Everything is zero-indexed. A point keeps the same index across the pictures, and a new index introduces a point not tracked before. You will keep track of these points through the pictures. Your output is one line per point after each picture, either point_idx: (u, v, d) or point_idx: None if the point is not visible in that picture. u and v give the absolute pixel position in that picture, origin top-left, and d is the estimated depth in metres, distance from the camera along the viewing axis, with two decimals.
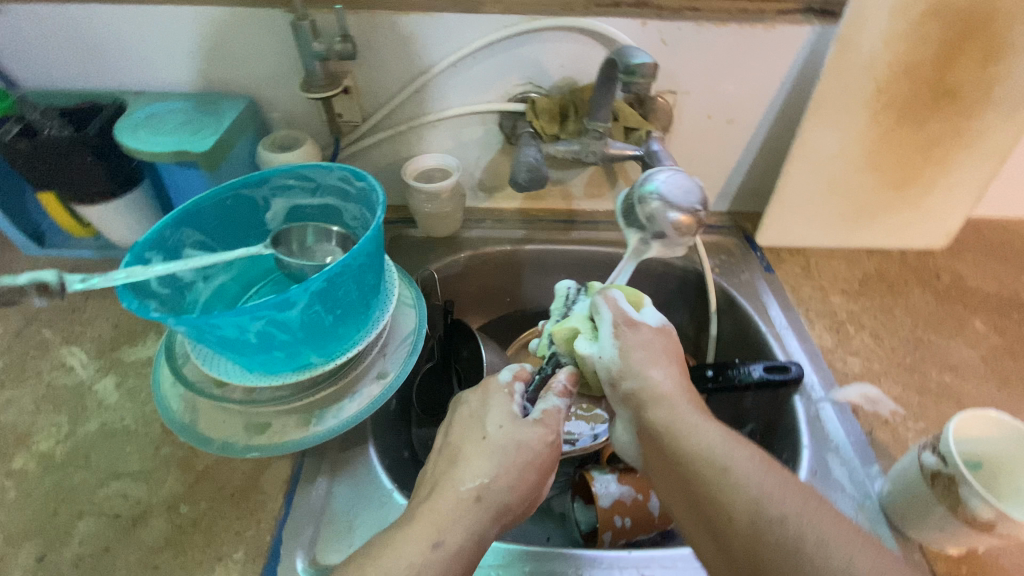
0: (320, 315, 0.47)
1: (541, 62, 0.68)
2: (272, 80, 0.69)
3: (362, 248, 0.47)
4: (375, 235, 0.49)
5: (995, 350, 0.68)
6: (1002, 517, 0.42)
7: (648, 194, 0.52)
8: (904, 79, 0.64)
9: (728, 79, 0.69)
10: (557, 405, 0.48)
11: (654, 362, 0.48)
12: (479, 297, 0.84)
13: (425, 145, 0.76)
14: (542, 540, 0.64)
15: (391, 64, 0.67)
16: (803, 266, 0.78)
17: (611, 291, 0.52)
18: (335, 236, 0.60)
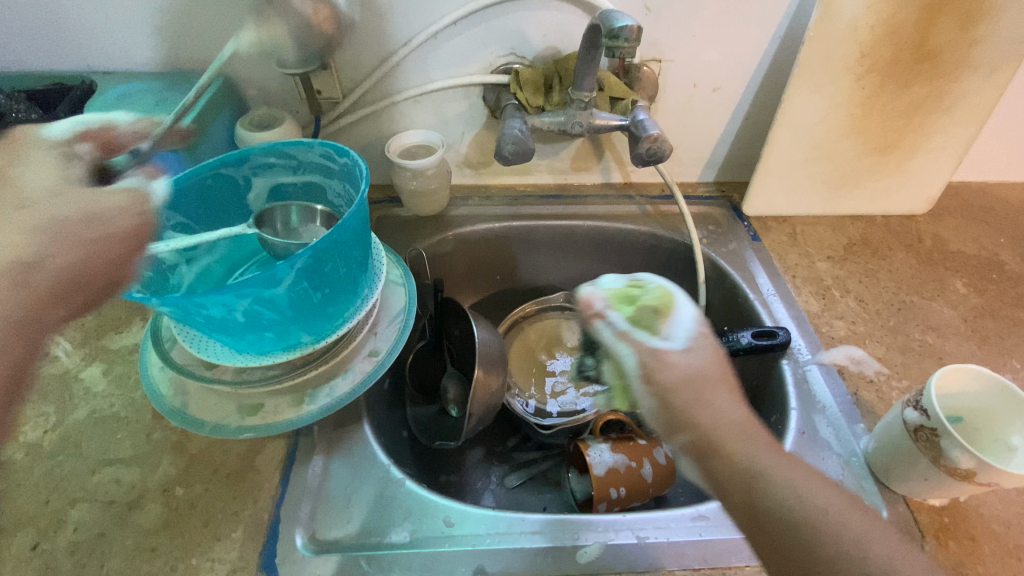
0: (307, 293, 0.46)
1: (524, 31, 0.66)
2: (247, 55, 0.67)
3: (347, 222, 0.46)
4: (359, 210, 0.48)
5: (976, 310, 0.69)
6: (982, 466, 0.43)
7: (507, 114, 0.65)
8: (887, 42, 0.64)
9: (713, 47, 0.69)
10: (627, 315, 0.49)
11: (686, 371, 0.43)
12: (469, 275, 0.83)
13: (407, 121, 0.75)
14: (539, 509, 0.70)
15: (371, 37, 0.66)
16: (789, 234, 0.78)
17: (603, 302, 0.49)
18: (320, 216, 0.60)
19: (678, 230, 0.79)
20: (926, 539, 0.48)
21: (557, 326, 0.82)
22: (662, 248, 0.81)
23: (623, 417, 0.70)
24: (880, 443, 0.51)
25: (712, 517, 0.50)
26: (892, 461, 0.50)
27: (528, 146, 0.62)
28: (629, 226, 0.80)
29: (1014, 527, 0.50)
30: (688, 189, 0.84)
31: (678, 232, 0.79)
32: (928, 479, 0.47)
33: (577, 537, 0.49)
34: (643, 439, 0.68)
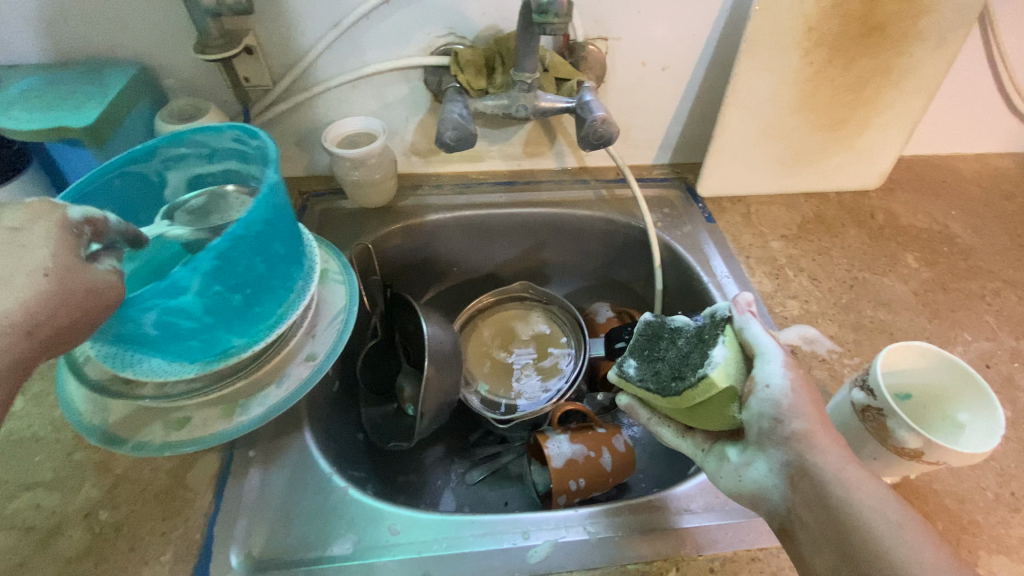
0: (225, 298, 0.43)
1: (461, 9, 0.63)
2: (162, 41, 0.62)
3: (253, 215, 0.42)
4: (267, 200, 0.44)
5: (926, 284, 0.70)
6: (928, 445, 0.42)
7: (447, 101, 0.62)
8: (834, 16, 0.63)
9: (660, 24, 0.66)
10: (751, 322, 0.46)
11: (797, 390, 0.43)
12: (423, 269, 0.81)
13: (346, 108, 0.71)
14: (501, 505, 0.69)
15: (298, 19, 0.62)
16: (744, 214, 0.77)
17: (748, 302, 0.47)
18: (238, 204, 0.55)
19: (633, 214, 0.78)
20: None
21: (514, 316, 0.81)
22: (619, 233, 0.79)
23: (582, 407, 0.68)
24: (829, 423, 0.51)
25: (667, 506, 0.50)
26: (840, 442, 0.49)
27: (471, 133, 0.59)
28: (584, 212, 0.78)
29: (961, 499, 0.50)
30: (643, 171, 0.82)
31: (633, 216, 0.78)
32: (877, 459, 0.47)
33: (527, 535, 0.48)
34: (602, 427, 0.67)
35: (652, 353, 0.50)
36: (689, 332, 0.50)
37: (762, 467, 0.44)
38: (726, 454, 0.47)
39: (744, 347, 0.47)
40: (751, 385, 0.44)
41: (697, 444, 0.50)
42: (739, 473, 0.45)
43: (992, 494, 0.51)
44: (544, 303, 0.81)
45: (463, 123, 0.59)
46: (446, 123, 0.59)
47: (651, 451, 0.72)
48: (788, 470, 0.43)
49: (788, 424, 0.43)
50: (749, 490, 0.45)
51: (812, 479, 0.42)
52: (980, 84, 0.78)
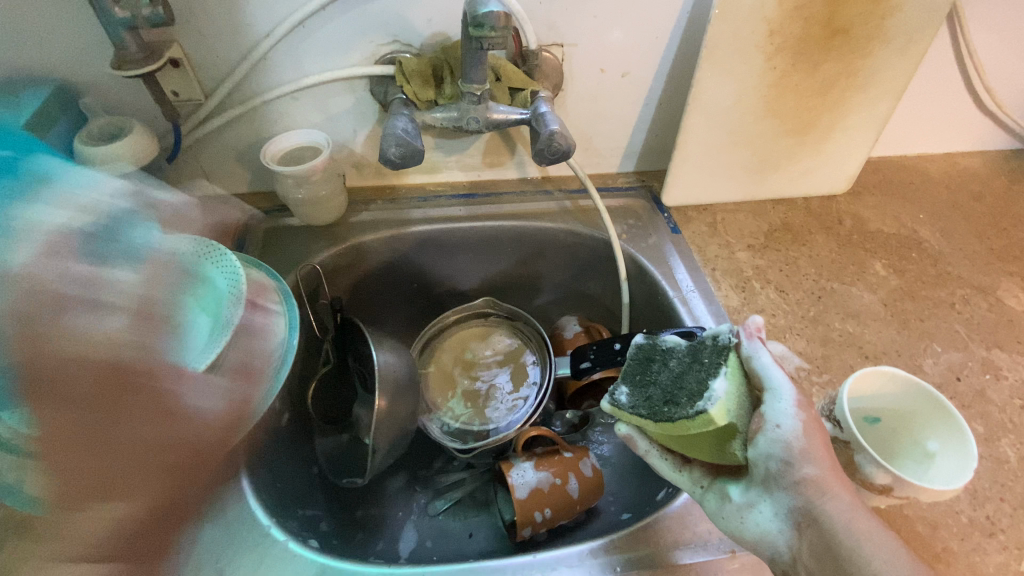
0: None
1: (404, 15, 0.59)
2: (78, 56, 0.57)
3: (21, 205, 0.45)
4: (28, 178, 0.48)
5: (895, 292, 0.68)
6: (897, 482, 0.40)
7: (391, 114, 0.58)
8: (796, 19, 0.61)
9: (617, 28, 0.63)
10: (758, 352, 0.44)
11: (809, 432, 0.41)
12: (380, 287, 0.77)
13: (287, 121, 0.66)
14: (465, 537, 0.65)
15: (226, 28, 0.57)
16: (710, 224, 0.75)
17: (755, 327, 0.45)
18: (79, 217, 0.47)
19: (596, 226, 0.75)
20: None
21: (478, 334, 0.78)
22: (583, 246, 0.76)
23: (546, 431, 0.64)
24: None
25: (632, 546, 0.49)
26: None
27: (417, 149, 0.56)
28: (546, 224, 0.75)
29: (932, 525, 0.49)
30: (607, 180, 0.79)
31: (597, 227, 0.75)
32: (845, 491, 0.45)
33: None
34: (569, 451, 0.64)
35: (643, 376, 0.47)
36: (681, 350, 0.47)
37: (767, 510, 0.42)
38: (727, 493, 0.45)
39: (751, 379, 0.45)
40: (761, 422, 0.42)
41: (694, 480, 0.48)
42: (740, 514, 0.44)
43: (964, 517, 0.49)
44: (509, 319, 0.78)
45: (408, 137, 0.55)
46: (389, 138, 0.55)
47: (620, 472, 0.69)
48: (795, 516, 0.41)
49: (798, 470, 0.40)
50: (753, 534, 0.43)
51: (820, 528, 0.39)
52: (946, 84, 0.77)
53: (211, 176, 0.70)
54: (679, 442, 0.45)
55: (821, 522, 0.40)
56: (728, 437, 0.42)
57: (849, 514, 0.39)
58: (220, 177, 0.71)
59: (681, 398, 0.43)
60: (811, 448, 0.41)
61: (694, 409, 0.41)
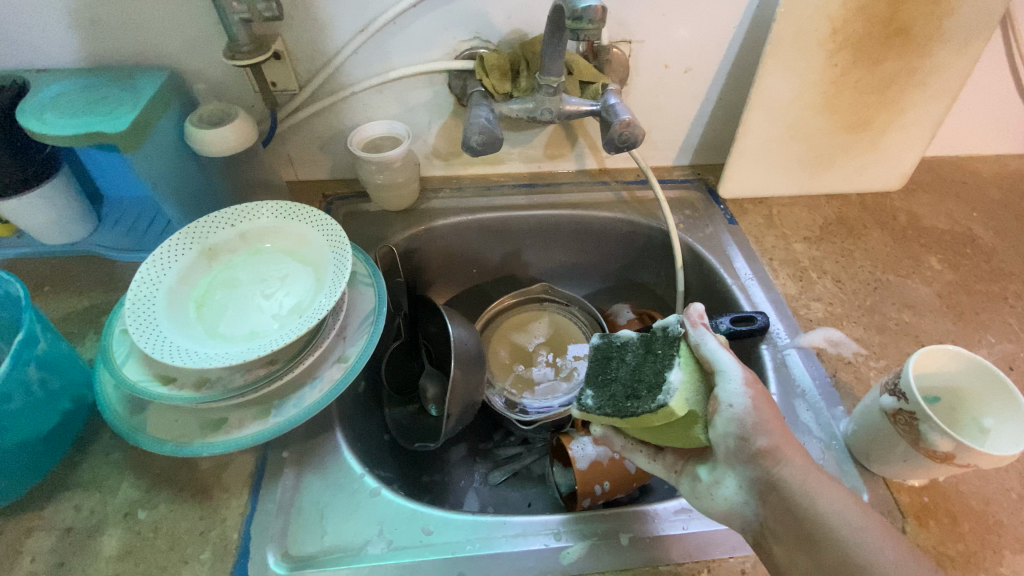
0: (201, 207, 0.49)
1: (486, 13, 0.63)
2: (192, 46, 0.63)
3: None
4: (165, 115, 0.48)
5: (951, 286, 0.69)
6: (960, 448, 0.42)
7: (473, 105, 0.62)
8: (860, 17, 0.63)
9: (683, 26, 0.66)
10: (703, 337, 0.47)
11: (757, 407, 0.45)
12: (446, 271, 0.81)
13: (369, 112, 0.71)
14: (524, 506, 0.69)
15: (324, 25, 0.62)
16: (765, 216, 0.77)
17: (695, 312, 0.49)
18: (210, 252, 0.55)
19: (654, 216, 0.78)
20: (907, 520, 0.49)
21: (535, 319, 0.82)
22: (639, 235, 0.79)
23: None
24: (858, 426, 0.52)
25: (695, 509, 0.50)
26: (872, 445, 0.50)
27: (499, 138, 0.60)
28: (605, 214, 0.79)
29: (992, 503, 0.50)
30: (663, 173, 0.82)
31: (654, 217, 0.78)
32: (907, 461, 0.47)
33: (556, 535, 0.49)
34: None
35: (604, 376, 0.51)
36: (635, 344, 0.52)
37: (732, 484, 0.45)
38: (698, 474, 0.48)
39: (703, 363, 0.48)
40: (716, 404, 0.45)
41: (669, 466, 0.51)
42: (711, 491, 0.47)
43: (1018, 495, 0.51)
44: (566, 304, 0.82)
45: (490, 127, 0.59)
46: (473, 127, 0.59)
47: None
48: (756, 486, 0.44)
49: (754, 442, 0.44)
50: (721, 508, 0.46)
51: (780, 493, 0.43)
52: (1006, 84, 0.78)
53: (296, 162, 0.76)
54: (649, 431, 0.48)
55: (780, 488, 0.43)
56: (688, 422, 0.46)
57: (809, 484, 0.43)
58: (303, 162, 0.76)
59: (641, 392, 0.47)
60: (764, 421, 0.45)
61: (654, 403, 0.45)
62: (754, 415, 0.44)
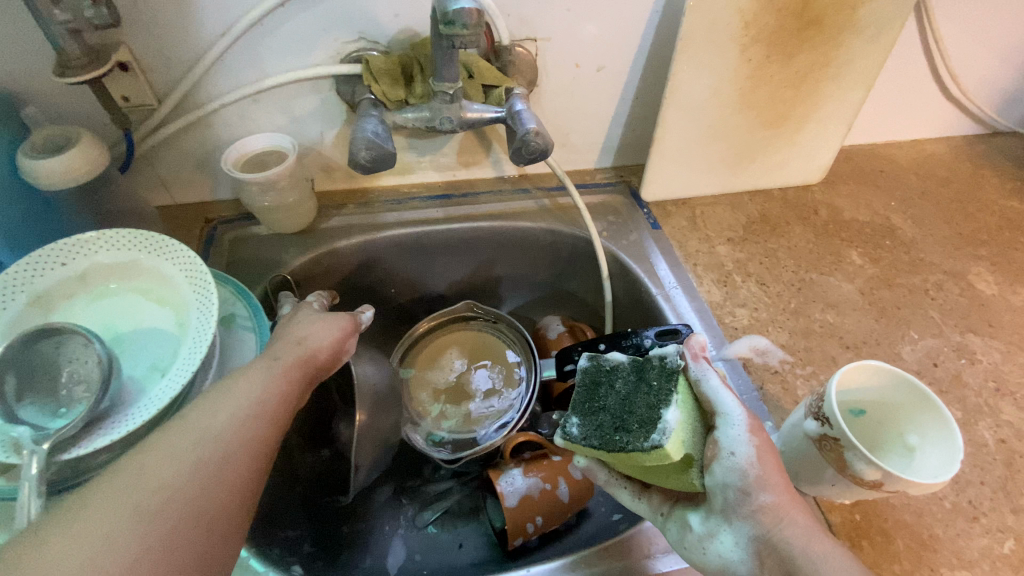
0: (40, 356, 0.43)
1: (370, 12, 0.56)
2: (13, 58, 0.52)
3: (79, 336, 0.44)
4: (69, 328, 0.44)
5: (872, 281, 0.69)
6: (887, 477, 0.40)
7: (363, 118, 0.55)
8: (771, 9, 0.60)
9: (591, 22, 0.62)
10: (710, 373, 0.45)
11: (761, 456, 0.41)
12: (359, 293, 0.74)
13: (249, 125, 0.63)
14: (455, 548, 0.64)
15: (177, 29, 0.53)
16: (689, 218, 0.75)
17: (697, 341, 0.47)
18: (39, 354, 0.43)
19: (576, 223, 0.74)
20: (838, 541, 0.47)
21: (458, 338, 0.76)
22: (563, 243, 0.75)
23: (535, 436, 0.64)
24: (784, 445, 0.49)
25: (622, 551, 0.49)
26: (798, 468, 0.48)
27: (392, 154, 0.53)
28: (525, 223, 0.74)
29: (917, 513, 0.49)
30: (584, 176, 0.78)
31: (577, 225, 0.73)
32: (835, 485, 0.45)
33: None
34: (558, 455, 0.62)
35: (592, 404, 0.45)
36: (627, 369, 0.46)
37: (728, 540, 0.41)
38: (688, 522, 0.44)
39: (701, 402, 0.45)
40: (716, 449, 0.42)
41: (655, 507, 0.48)
42: (702, 544, 0.43)
43: (948, 503, 0.50)
44: (493, 321, 0.76)
45: (381, 142, 0.52)
46: (359, 143, 0.52)
47: None
48: (756, 546, 0.40)
49: (755, 498, 0.40)
50: (715, 564, 0.42)
51: (776, 549, 0.39)
52: (914, 72, 0.78)
53: (170, 184, 0.67)
54: (635, 468, 0.44)
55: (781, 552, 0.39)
56: (684, 467, 0.42)
57: (800, 541, 0.39)
58: (179, 185, 0.67)
59: (631, 424, 0.42)
60: (766, 475, 0.41)
61: (646, 442, 0.40)
62: (759, 468, 0.41)
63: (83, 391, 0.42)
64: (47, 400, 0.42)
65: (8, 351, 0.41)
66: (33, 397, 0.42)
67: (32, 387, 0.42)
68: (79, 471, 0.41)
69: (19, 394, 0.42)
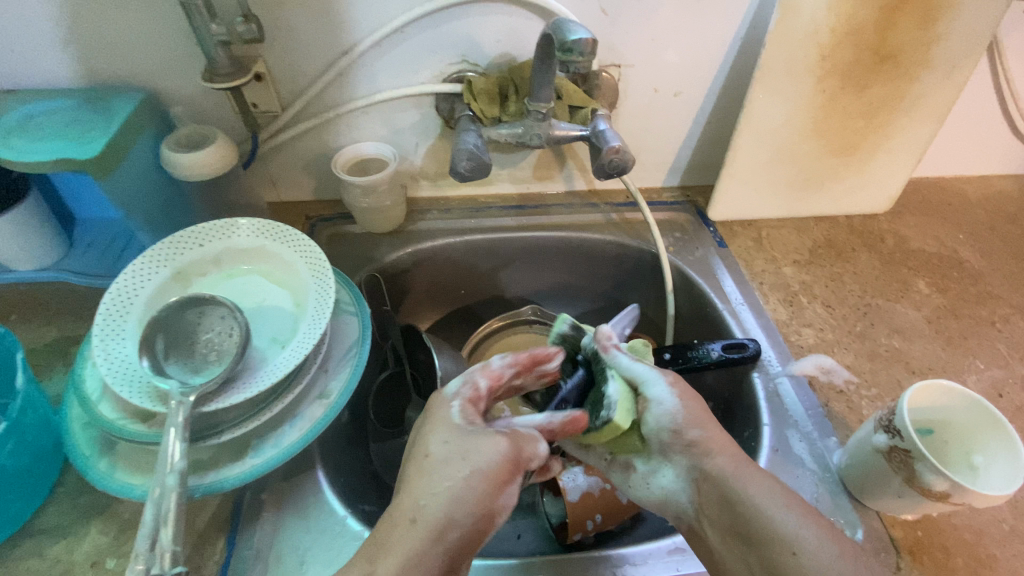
0: (184, 322, 0.50)
1: (475, 37, 0.62)
2: (170, 67, 0.61)
3: (213, 304, 0.51)
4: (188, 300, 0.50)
5: (939, 310, 0.70)
6: (956, 489, 0.42)
7: (463, 132, 0.61)
8: (848, 44, 0.63)
9: (672, 50, 0.66)
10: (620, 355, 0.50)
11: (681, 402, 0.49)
12: (434, 292, 0.80)
13: (355, 134, 0.70)
14: (514, 538, 0.67)
15: (309, 45, 0.61)
16: (755, 239, 0.77)
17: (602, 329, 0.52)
18: (185, 321, 0.50)
19: (644, 238, 0.77)
20: (901, 555, 0.48)
21: (522, 340, 0.80)
22: (629, 256, 0.79)
23: None
24: (851, 459, 0.51)
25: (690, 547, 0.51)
26: (865, 481, 0.49)
27: (489, 165, 0.59)
28: (595, 235, 0.78)
29: (985, 536, 0.50)
30: (652, 195, 0.82)
31: (645, 240, 0.77)
32: (902, 497, 0.47)
33: None
34: None
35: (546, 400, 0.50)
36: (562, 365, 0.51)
37: (669, 474, 0.50)
38: (632, 465, 0.52)
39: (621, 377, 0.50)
40: (645, 403, 0.49)
41: (599, 457, 0.54)
42: (647, 480, 0.51)
43: (1017, 531, 0.50)
44: None
45: (481, 155, 0.58)
46: (460, 154, 0.58)
47: None
48: (692, 475, 0.48)
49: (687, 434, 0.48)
50: (658, 496, 0.50)
51: (712, 481, 0.47)
52: (989, 108, 0.79)
53: (278, 183, 0.74)
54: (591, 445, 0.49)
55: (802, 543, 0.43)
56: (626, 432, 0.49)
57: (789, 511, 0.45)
58: (286, 183, 0.74)
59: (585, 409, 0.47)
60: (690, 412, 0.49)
61: (598, 419, 0.46)
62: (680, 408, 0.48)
63: (217, 356, 0.48)
64: (187, 361, 0.48)
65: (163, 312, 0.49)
66: (178, 355, 0.48)
67: (176, 349, 0.49)
68: (212, 425, 0.47)
69: (166, 353, 0.48)
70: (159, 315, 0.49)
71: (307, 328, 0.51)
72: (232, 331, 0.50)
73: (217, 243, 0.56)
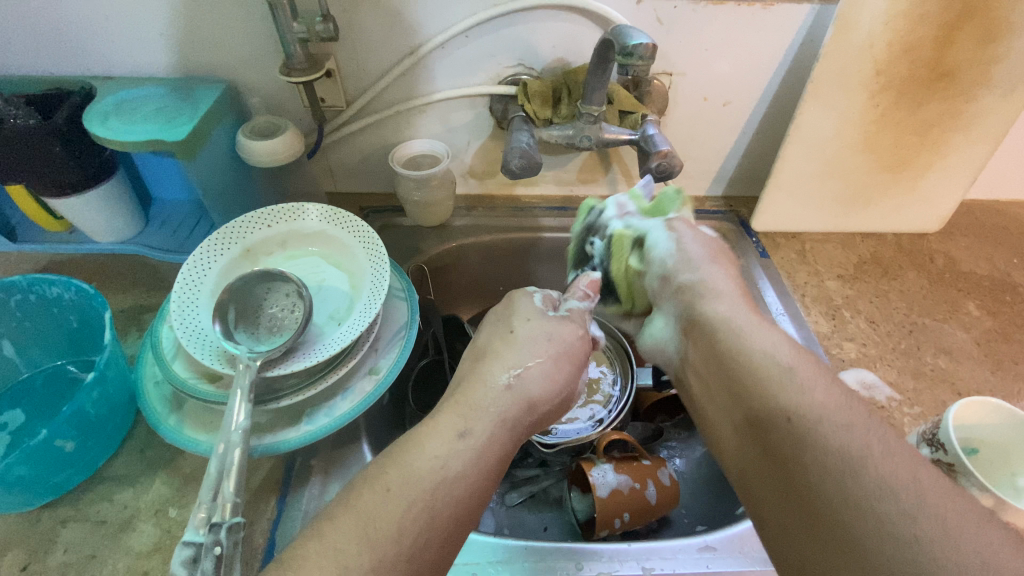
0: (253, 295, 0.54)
1: (532, 42, 0.65)
2: (249, 61, 0.66)
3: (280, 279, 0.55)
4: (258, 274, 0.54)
5: (989, 333, 0.68)
6: (1002, 506, 0.41)
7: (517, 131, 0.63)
8: (905, 60, 0.63)
9: (725, 60, 0.67)
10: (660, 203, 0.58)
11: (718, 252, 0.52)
12: (476, 286, 0.83)
13: (412, 130, 0.73)
14: (540, 530, 0.69)
15: (376, 44, 0.64)
16: (799, 252, 0.77)
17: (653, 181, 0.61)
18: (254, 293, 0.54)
19: None
20: None
21: None
22: None
23: (627, 436, 0.67)
24: None
25: (719, 548, 0.51)
26: None
27: (541, 164, 0.61)
28: None
29: None
30: (695, 203, 0.83)
31: None
32: None
33: (580, 566, 0.50)
34: (647, 459, 0.65)
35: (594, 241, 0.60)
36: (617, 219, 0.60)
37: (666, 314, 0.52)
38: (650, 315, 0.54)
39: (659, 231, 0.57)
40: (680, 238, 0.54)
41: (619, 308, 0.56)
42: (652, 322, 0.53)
43: None
44: None
45: (534, 154, 0.61)
46: (513, 152, 0.60)
47: (692, 487, 0.71)
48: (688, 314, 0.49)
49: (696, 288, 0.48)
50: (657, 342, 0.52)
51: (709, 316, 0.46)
52: None
53: (337, 174, 0.78)
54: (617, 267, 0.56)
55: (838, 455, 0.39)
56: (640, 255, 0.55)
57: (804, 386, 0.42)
58: (344, 174, 0.78)
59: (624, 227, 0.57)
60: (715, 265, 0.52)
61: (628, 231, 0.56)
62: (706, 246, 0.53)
63: (280, 328, 0.52)
64: (254, 331, 0.52)
65: (237, 283, 0.53)
66: (246, 325, 0.52)
67: (244, 319, 0.52)
68: (273, 390, 0.50)
69: (236, 321, 0.52)
70: (233, 285, 0.53)
71: (362, 308, 0.54)
72: (294, 308, 0.54)
73: (285, 224, 0.60)
